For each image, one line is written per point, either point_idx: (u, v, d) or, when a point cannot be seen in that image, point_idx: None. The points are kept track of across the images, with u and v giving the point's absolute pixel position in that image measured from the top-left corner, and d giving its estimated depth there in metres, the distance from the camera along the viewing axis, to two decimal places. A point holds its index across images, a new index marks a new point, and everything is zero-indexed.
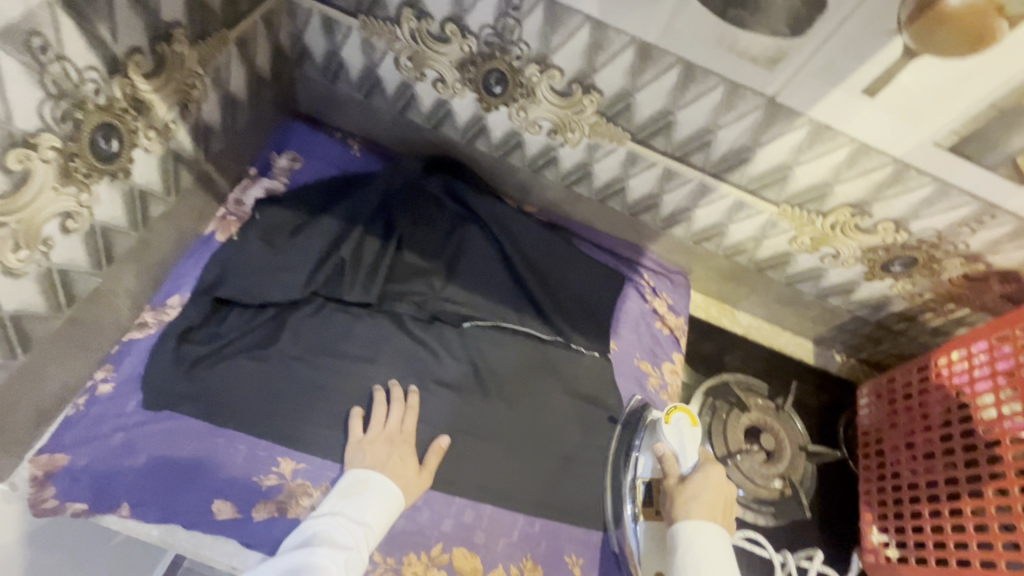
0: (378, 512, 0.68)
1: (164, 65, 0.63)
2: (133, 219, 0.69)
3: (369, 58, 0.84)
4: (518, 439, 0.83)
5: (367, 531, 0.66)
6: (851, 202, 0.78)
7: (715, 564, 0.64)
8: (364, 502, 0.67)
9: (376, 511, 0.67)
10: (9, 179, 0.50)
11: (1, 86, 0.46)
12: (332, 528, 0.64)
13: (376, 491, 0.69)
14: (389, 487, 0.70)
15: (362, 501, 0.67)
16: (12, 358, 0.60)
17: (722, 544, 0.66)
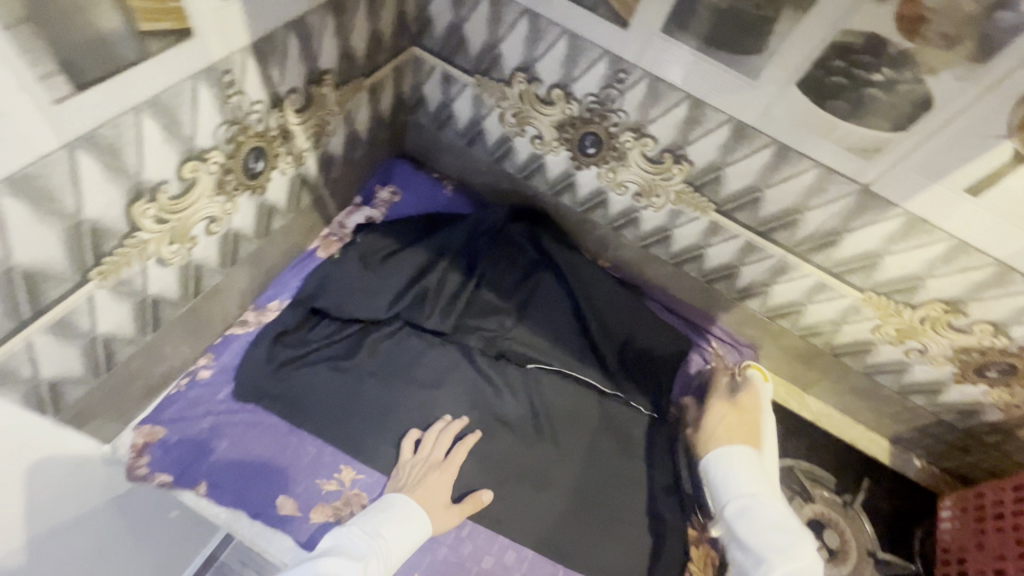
0: (396, 527, 0.68)
1: (312, 103, 0.73)
2: (259, 229, 0.79)
3: (477, 112, 0.93)
4: (567, 490, 0.82)
5: (382, 543, 0.66)
6: (944, 298, 0.76)
7: (746, 471, 0.76)
8: (389, 520, 0.69)
9: (393, 529, 0.67)
10: (181, 185, 0.59)
11: (194, 111, 0.56)
12: (347, 540, 0.65)
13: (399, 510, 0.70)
14: (412, 512, 0.70)
15: (381, 518, 0.68)
16: (142, 336, 0.68)
17: (750, 458, 0.78)
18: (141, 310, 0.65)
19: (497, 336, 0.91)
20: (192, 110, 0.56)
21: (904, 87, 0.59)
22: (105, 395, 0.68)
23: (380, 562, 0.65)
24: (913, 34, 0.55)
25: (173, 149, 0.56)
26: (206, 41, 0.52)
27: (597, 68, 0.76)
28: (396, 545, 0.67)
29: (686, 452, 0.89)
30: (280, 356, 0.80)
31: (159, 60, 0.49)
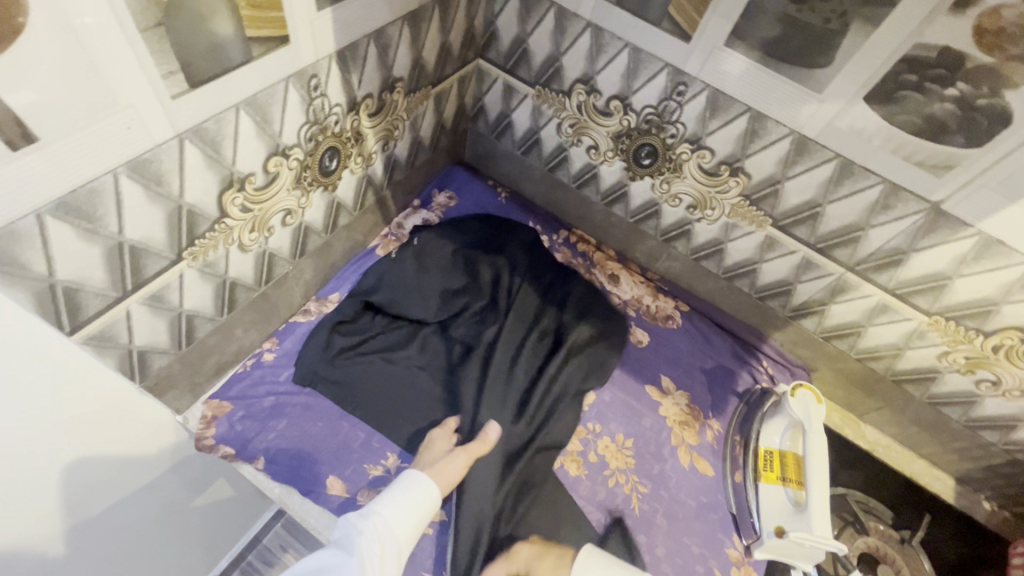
0: (396, 504, 0.68)
1: (383, 108, 0.78)
2: (327, 224, 0.84)
3: (535, 121, 0.96)
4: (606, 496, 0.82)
5: (382, 520, 0.66)
6: (1021, 326, 0.71)
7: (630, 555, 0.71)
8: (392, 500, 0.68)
9: (393, 506, 0.68)
10: (266, 178, 0.65)
11: (283, 111, 0.61)
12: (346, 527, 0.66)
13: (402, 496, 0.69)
14: (412, 486, 0.70)
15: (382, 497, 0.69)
16: (219, 315, 0.74)
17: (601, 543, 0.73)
18: (221, 291, 0.71)
19: (543, 341, 0.92)
20: (281, 109, 0.61)
21: (981, 102, 0.58)
22: (182, 368, 0.74)
23: (381, 540, 0.65)
24: (992, 48, 0.54)
25: (262, 145, 0.62)
26: (299, 46, 0.58)
27: (657, 81, 0.78)
28: (397, 519, 0.67)
29: (731, 470, 0.87)
30: (337, 345, 0.85)
31: (259, 63, 0.54)
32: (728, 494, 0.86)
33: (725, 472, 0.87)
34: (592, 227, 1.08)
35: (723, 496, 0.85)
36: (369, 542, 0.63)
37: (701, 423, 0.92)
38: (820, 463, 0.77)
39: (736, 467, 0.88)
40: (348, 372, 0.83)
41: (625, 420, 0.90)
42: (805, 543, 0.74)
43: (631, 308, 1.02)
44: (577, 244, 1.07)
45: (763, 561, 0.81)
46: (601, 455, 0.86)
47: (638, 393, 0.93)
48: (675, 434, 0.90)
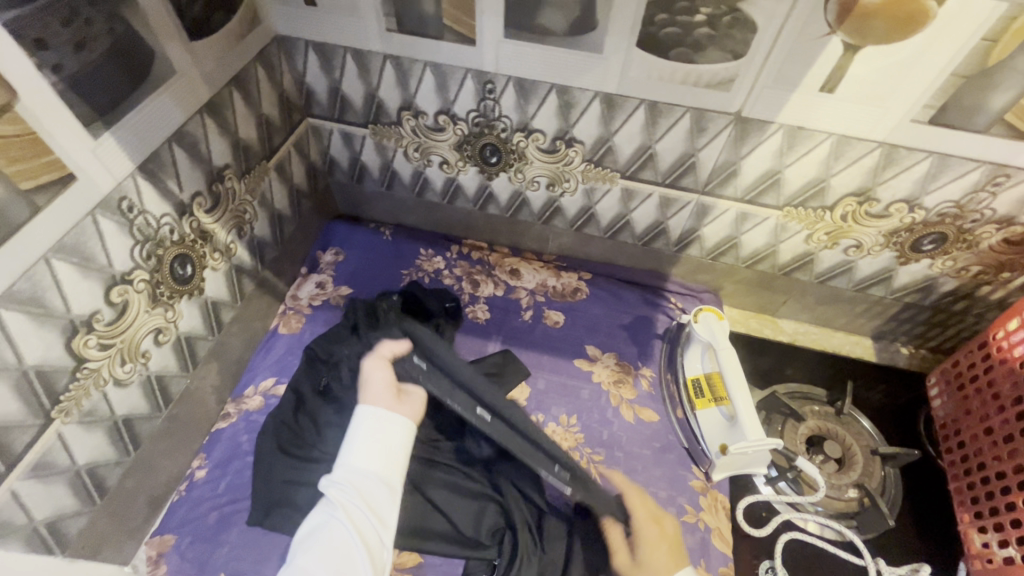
0: (364, 443, 0.71)
1: (221, 199, 0.78)
2: (210, 325, 0.83)
3: (384, 157, 0.98)
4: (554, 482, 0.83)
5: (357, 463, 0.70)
6: (853, 191, 0.78)
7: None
8: (359, 443, 0.71)
9: (372, 453, 0.71)
10: (114, 310, 0.64)
11: (102, 242, 0.61)
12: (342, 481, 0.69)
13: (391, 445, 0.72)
14: (385, 425, 0.73)
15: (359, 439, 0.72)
16: (126, 455, 0.72)
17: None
18: (116, 432, 0.69)
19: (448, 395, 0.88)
20: (101, 242, 0.61)
21: (726, 19, 0.63)
22: (106, 520, 0.72)
23: (360, 486, 0.68)
24: None
25: (94, 281, 0.61)
26: (91, 179, 0.58)
27: (467, 86, 0.81)
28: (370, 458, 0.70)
29: (672, 409, 0.92)
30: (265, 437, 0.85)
31: (50, 209, 0.54)
32: (676, 431, 0.90)
33: (669, 413, 0.92)
34: (479, 232, 1.11)
35: (674, 436, 0.89)
36: (344, 491, 0.68)
37: (634, 375, 0.96)
38: (737, 377, 0.81)
39: (675, 404, 0.92)
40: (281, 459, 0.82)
41: (564, 399, 0.93)
42: (747, 451, 0.78)
43: (539, 294, 1.05)
44: (472, 253, 1.10)
45: (725, 480, 0.85)
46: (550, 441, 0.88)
47: (569, 369, 0.97)
48: (613, 395, 0.94)
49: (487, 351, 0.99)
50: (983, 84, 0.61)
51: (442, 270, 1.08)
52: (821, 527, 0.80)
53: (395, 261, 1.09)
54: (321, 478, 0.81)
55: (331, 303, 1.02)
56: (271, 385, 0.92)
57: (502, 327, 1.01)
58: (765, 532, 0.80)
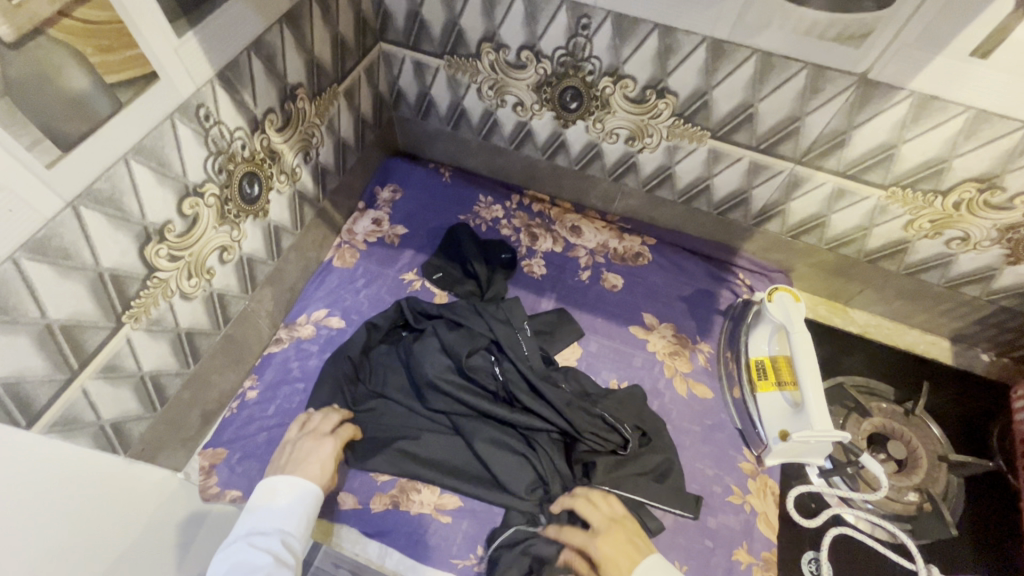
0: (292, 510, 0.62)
1: (292, 120, 0.75)
2: (270, 249, 0.82)
3: (455, 93, 0.93)
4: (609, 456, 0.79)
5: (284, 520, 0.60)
6: (976, 176, 0.70)
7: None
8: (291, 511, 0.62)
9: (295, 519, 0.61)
10: (185, 222, 0.63)
11: (178, 149, 0.59)
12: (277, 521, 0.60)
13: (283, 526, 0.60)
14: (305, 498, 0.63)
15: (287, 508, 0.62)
16: (186, 367, 0.73)
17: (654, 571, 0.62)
18: (179, 345, 0.70)
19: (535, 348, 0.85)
20: (179, 149, 0.59)
21: None
22: (165, 427, 0.73)
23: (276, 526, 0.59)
24: None
25: (168, 189, 0.59)
26: (173, 80, 0.55)
27: (558, 19, 0.74)
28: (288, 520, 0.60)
29: (728, 388, 0.88)
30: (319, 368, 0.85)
31: (133, 107, 0.52)
32: (730, 412, 0.86)
33: (723, 391, 0.88)
34: (542, 184, 1.06)
35: (726, 415, 0.86)
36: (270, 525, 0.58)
37: (691, 348, 0.92)
38: (808, 364, 0.77)
39: (732, 383, 0.89)
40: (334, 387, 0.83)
41: (615, 365, 0.90)
42: (809, 440, 0.75)
43: (599, 255, 1.01)
44: (532, 205, 1.06)
45: (776, 466, 0.82)
46: None
47: (623, 335, 0.93)
48: (667, 366, 0.90)
49: (541, 307, 0.96)
50: None
51: (500, 220, 1.04)
52: (875, 525, 0.77)
53: (452, 205, 1.05)
54: (370, 413, 0.81)
55: (386, 241, 1.01)
56: (323, 317, 0.92)
57: (557, 284, 0.98)
58: (815, 523, 0.77)
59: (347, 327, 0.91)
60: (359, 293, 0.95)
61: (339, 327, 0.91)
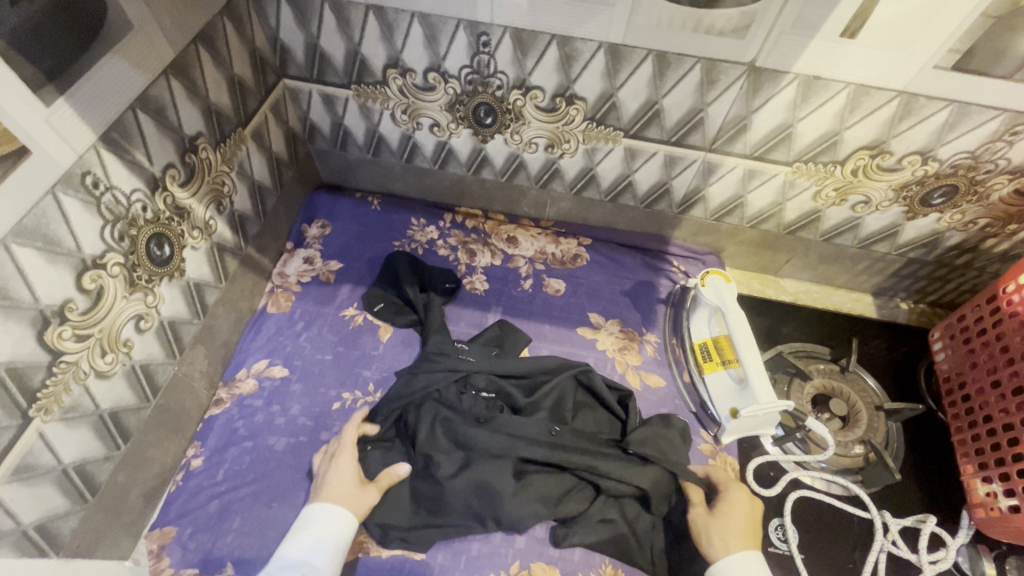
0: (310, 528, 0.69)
1: (196, 172, 0.72)
2: (194, 308, 0.78)
3: (369, 120, 0.92)
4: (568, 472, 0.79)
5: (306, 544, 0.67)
6: (866, 144, 0.75)
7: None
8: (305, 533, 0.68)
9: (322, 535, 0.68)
10: (88, 297, 0.59)
11: (67, 223, 0.55)
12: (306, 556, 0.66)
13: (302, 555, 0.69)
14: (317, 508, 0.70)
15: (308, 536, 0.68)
16: (116, 449, 0.68)
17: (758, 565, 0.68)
18: (103, 427, 0.65)
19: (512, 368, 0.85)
20: (67, 223, 0.55)
21: None
22: (101, 517, 0.68)
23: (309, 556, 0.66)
24: None
25: (63, 267, 0.55)
26: (47, 152, 0.51)
27: (458, 39, 0.74)
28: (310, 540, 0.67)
29: (678, 375, 0.91)
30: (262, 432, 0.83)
31: (4, 189, 0.48)
32: (685, 398, 0.88)
33: (675, 377, 0.90)
34: (472, 199, 1.05)
35: (680, 400, 0.88)
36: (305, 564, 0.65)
37: (638, 341, 0.94)
38: (746, 340, 0.79)
39: (681, 369, 0.91)
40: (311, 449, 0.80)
41: None
42: (757, 414, 0.77)
43: (538, 263, 1.02)
44: (466, 221, 1.06)
45: (733, 442, 0.85)
46: None
47: (572, 338, 0.94)
48: (618, 362, 0.92)
49: (488, 323, 0.95)
50: (1014, 27, 0.58)
51: (435, 241, 1.03)
52: (828, 482, 0.81)
53: (385, 233, 1.04)
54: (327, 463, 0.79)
55: (321, 279, 0.98)
56: (264, 368, 0.88)
57: (501, 297, 0.98)
58: (774, 491, 0.80)
59: (291, 374, 0.88)
60: (299, 337, 0.92)
61: (282, 376, 0.88)
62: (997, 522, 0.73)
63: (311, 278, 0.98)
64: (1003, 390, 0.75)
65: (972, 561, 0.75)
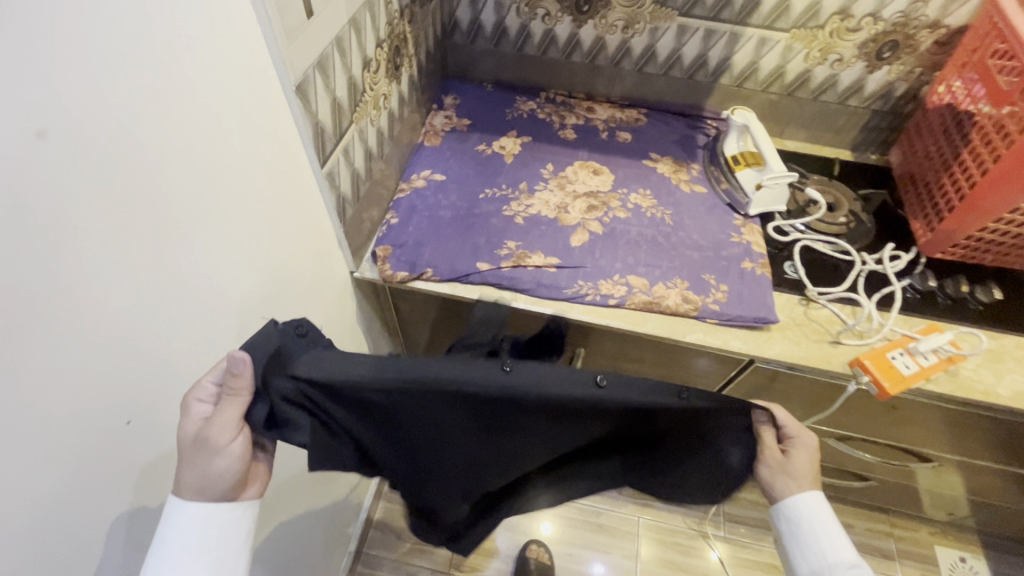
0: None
1: (413, 17, 1.13)
2: (398, 115, 1.17)
3: (500, 14, 1.34)
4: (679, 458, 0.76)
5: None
6: (837, 10, 1.17)
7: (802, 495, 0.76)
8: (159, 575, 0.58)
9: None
10: (375, 64, 0.99)
11: (378, 11, 0.95)
12: None
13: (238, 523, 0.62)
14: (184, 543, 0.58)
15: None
16: (366, 180, 1.06)
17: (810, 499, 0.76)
18: (365, 159, 1.03)
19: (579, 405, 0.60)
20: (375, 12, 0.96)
21: None
22: (353, 224, 1.06)
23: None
24: None
25: (373, 37, 0.95)
26: None
27: None
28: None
29: (715, 182, 1.29)
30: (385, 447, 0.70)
31: None
32: (723, 195, 1.27)
33: (714, 185, 1.29)
34: (560, 82, 1.47)
35: (718, 197, 1.27)
36: None
37: (686, 167, 1.34)
38: (767, 140, 1.21)
39: (719, 178, 1.30)
40: (255, 402, 0.58)
41: (639, 181, 1.31)
42: (775, 182, 1.17)
43: (611, 123, 1.42)
44: (556, 98, 1.46)
45: (756, 218, 1.24)
46: (635, 203, 1.26)
47: (639, 165, 1.34)
48: (674, 179, 1.31)
49: (580, 156, 1.35)
50: None
51: (536, 109, 1.44)
52: (825, 236, 1.19)
53: (500, 104, 1.44)
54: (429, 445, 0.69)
55: (459, 129, 1.38)
56: (429, 175, 1.28)
57: (587, 142, 1.38)
58: (785, 240, 1.19)
59: (448, 179, 1.27)
60: (449, 160, 1.31)
61: (442, 180, 1.27)
62: (934, 239, 1.11)
63: (451, 127, 1.38)
64: (929, 152, 1.15)
65: (921, 280, 1.13)
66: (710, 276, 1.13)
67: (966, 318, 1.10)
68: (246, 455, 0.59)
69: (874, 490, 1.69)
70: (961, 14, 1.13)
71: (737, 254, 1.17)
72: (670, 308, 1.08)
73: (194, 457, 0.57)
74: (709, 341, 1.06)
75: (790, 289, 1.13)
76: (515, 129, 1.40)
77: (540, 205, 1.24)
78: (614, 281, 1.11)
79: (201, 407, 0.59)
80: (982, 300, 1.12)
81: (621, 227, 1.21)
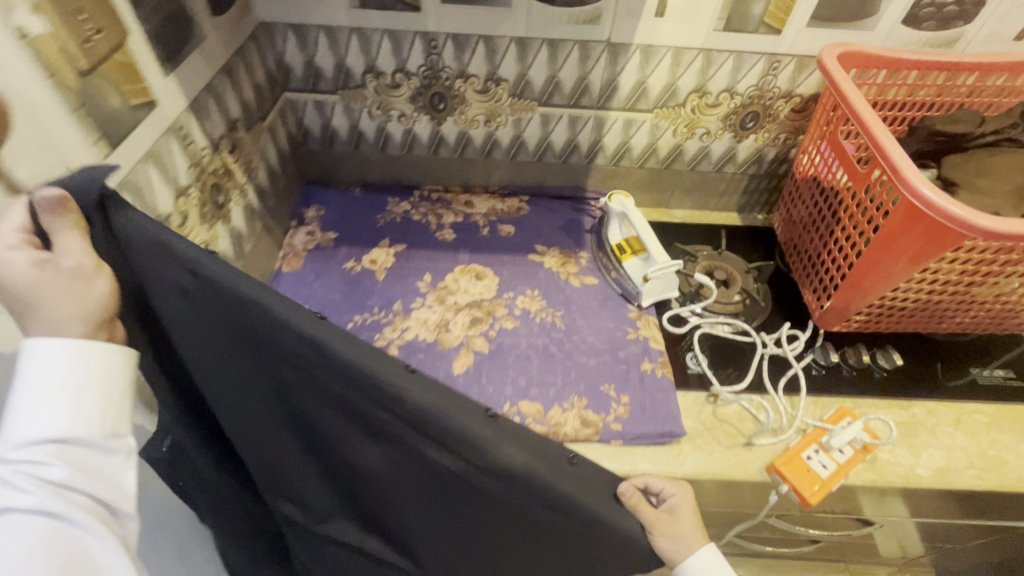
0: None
1: (236, 145, 0.99)
2: (235, 253, 1.02)
3: (352, 118, 1.22)
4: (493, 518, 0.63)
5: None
6: (693, 88, 1.14)
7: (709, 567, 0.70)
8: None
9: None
10: (179, 217, 0.84)
11: (171, 159, 0.81)
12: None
13: (119, 371, 0.53)
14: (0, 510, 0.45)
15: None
16: None
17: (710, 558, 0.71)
18: None
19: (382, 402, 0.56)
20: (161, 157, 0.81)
21: None
22: None
23: None
24: None
25: (168, 188, 0.81)
26: (165, 107, 0.78)
27: (416, 46, 1.08)
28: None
29: (605, 272, 1.21)
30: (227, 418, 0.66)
31: (145, 124, 0.74)
32: (614, 287, 1.19)
33: (604, 274, 1.21)
34: (434, 177, 1.36)
35: (610, 288, 1.19)
36: None
37: (574, 256, 1.25)
38: (645, 228, 1.14)
39: (608, 267, 1.22)
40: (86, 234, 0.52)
41: (525, 281, 1.20)
42: (662, 274, 1.10)
43: (491, 215, 1.32)
44: (431, 194, 1.35)
45: (651, 308, 1.16)
46: (523, 308, 1.15)
47: (525, 261, 1.24)
48: (562, 272, 1.22)
49: (460, 259, 1.24)
50: None
51: (409, 210, 1.32)
52: (721, 320, 1.12)
53: (369, 208, 1.32)
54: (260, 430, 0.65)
55: (323, 245, 1.24)
56: None
57: (467, 241, 1.27)
58: (683, 332, 1.11)
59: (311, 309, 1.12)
60: (311, 285, 1.16)
61: None
62: (825, 316, 1.06)
63: (314, 244, 1.23)
64: (806, 224, 1.12)
65: (824, 355, 1.09)
66: (609, 387, 1.03)
67: (873, 391, 1.05)
68: (105, 301, 0.51)
69: (830, 548, 1.61)
70: (811, 83, 1.13)
71: (636, 355, 1.08)
72: (569, 436, 0.96)
73: (39, 289, 0.48)
74: (616, 468, 0.95)
75: (695, 386, 1.05)
76: (388, 236, 1.27)
77: (418, 326, 1.10)
78: (504, 411, 0.98)
79: (11, 245, 0.48)
80: (884, 367, 1.08)
81: (509, 340, 1.09)
